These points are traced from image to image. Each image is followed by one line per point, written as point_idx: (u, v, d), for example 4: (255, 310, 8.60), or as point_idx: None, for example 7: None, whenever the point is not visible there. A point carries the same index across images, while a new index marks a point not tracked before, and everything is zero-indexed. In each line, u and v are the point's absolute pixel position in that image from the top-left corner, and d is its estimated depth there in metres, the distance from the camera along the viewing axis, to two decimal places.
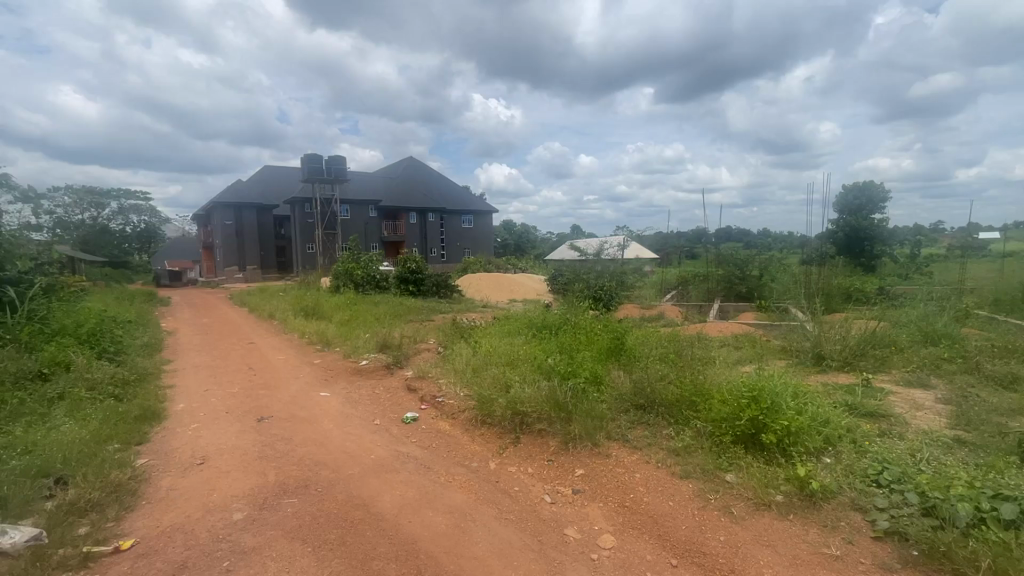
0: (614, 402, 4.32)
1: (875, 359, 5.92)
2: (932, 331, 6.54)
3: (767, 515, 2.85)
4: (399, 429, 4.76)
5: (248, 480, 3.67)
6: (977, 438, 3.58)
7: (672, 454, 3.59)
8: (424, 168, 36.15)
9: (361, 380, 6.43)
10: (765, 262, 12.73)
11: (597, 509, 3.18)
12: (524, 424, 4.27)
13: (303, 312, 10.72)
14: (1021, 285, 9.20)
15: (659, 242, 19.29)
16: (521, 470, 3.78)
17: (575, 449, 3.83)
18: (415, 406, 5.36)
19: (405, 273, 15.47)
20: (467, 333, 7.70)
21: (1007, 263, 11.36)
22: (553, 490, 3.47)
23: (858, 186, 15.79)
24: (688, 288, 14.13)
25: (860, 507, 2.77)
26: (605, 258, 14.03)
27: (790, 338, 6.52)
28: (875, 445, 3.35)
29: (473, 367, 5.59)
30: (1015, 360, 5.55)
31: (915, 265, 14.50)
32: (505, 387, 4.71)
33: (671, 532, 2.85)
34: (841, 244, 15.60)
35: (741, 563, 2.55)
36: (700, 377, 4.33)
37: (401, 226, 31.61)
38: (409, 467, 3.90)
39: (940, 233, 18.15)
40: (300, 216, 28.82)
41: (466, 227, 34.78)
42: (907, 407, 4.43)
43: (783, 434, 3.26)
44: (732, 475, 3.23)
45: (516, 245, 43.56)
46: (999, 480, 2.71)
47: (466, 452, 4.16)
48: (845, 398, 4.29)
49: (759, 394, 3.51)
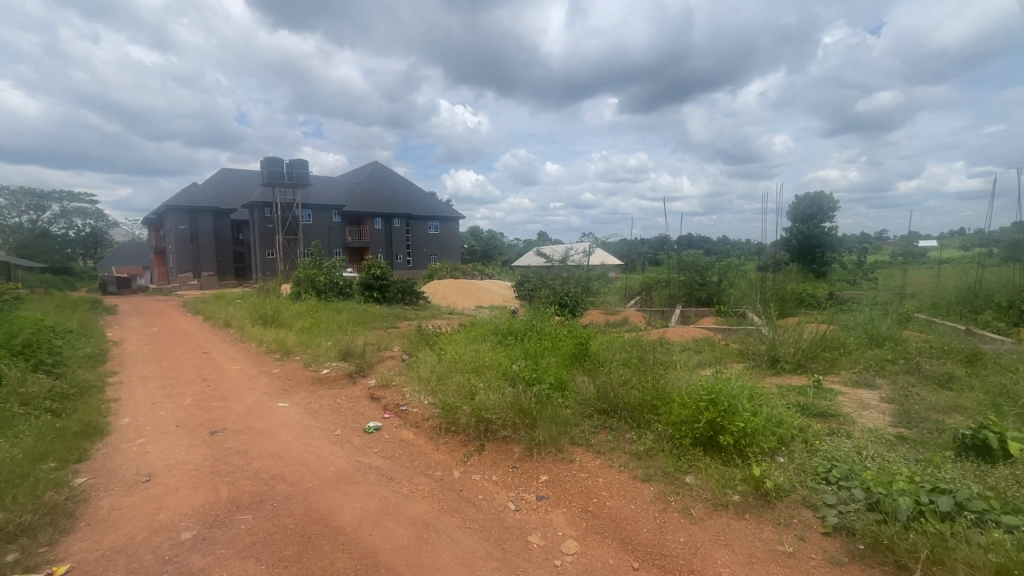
0: (578, 408, 4.35)
1: (824, 361, 6.20)
2: (876, 333, 6.91)
3: (725, 515, 2.92)
4: (361, 439, 4.65)
5: (197, 497, 3.49)
6: (918, 435, 3.79)
7: (634, 458, 3.64)
8: (389, 173, 35.73)
9: (322, 389, 6.26)
10: (724, 269, 13.20)
11: (561, 514, 3.19)
12: (488, 431, 4.25)
13: (261, 320, 10.37)
14: (956, 291, 9.84)
15: (623, 248, 19.64)
16: (485, 478, 3.75)
17: (539, 455, 3.84)
18: (378, 415, 5.25)
19: (370, 279, 15.22)
20: (433, 340, 7.62)
21: (943, 270, 12.15)
22: (517, 497, 3.45)
23: (809, 196, 16.50)
24: (651, 293, 14.47)
25: (811, 504, 2.87)
26: (570, 264, 14.20)
27: (747, 342, 6.77)
28: (824, 444, 3.49)
29: (438, 374, 5.53)
30: (952, 360, 5.91)
31: (862, 271, 15.29)
32: (469, 394, 4.68)
33: (633, 536, 2.89)
34: (794, 251, 16.31)
35: (700, 563, 2.60)
36: (662, 381, 4.41)
37: (366, 231, 31.10)
38: (370, 478, 3.81)
39: (883, 241, 19.24)
40: (259, 220, 27.91)
41: (432, 233, 34.51)
42: (854, 406, 4.65)
43: (739, 436, 3.36)
44: (691, 476, 3.31)
45: (483, 251, 43.48)
46: (937, 474, 2.86)
47: (430, 461, 4.11)
48: (799, 400, 4.46)
49: (716, 397, 3.61)
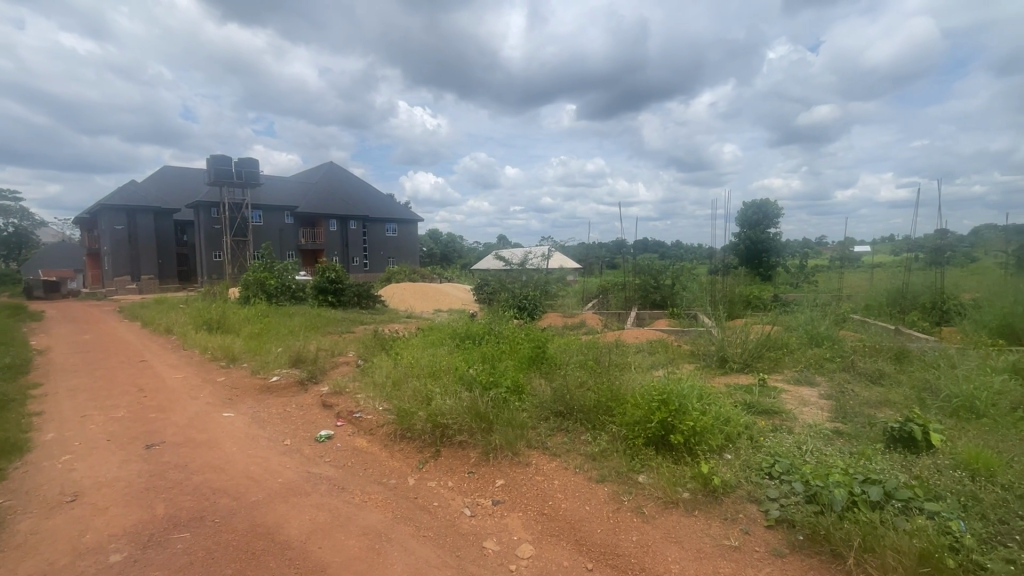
0: (535, 411, 4.36)
1: (769, 360, 6.49)
2: (816, 333, 7.30)
3: (675, 512, 3.00)
4: (312, 448, 4.48)
5: (130, 516, 3.26)
6: (852, 429, 4.02)
7: (589, 459, 3.68)
8: (345, 174, 34.90)
9: (272, 397, 6.00)
10: (677, 272, 13.62)
11: (516, 519, 3.18)
12: (444, 436, 4.19)
13: (206, 326, 9.84)
14: (887, 293, 10.56)
15: (580, 252, 19.94)
16: (441, 484, 3.69)
17: (495, 459, 3.82)
18: (330, 423, 5.08)
19: (324, 282, 14.78)
20: (389, 345, 7.47)
21: (876, 273, 13.01)
22: (473, 502, 3.42)
23: (755, 203, 17.27)
24: (608, 296, 14.76)
25: (755, 498, 2.99)
26: (530, 267, 14.27)
27: (698, 343, 7.00)
28: (768, 440, 3.65)
29: (394, 380, 5.41)
30: (882, 358, 6.32)
31: (803, 275, 16.17)
32: (425, 399, 4.60)
33: (587, 537, 2.91)
34: (742, 256, 17.01)
35: (651, 561, 2.65)
36: (616, 383, 4.49)
37: (321, 234, 30.23)
38: (320, 489, 3.68)
39: (822, 246, 20.42)
40: (205, 221, 26.59)
41: (390, 235, 33.96)
42: (796, 403, 4.89)
43: (689, 434, 3.45)
44: (644, 476, 3.38)
45: (442, 254, 43.11)
46: (869, 466, 3.04)
47: (384, 469, 4.01)
48: (745, 398, 4.65)
49: (667, 397, 3.70)
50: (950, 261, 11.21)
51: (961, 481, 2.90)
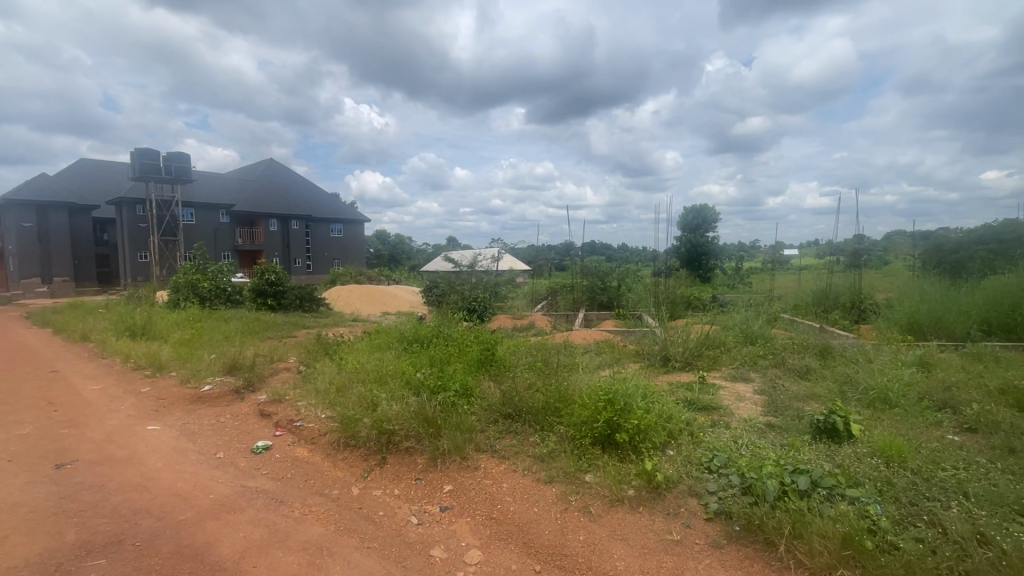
0: (483, 413, 4.34)
1: (709, 358, 6.79)
2: (751, 332, 7.72)
3: (621, 509, 3.06)
4: (248, 461, 4.23)
5: (34, 544, 2.94)
6: (783, 422, 4.26)
7: (538, 460, 3.70)
8: (286, 172, 33.48)
9: (203, 408, 5.62)
10: (623, 274, 14.02)
11: (464, 524, 3.13)
12: (391, 443, 4.07)
13: (128, 332, 9.10)
14: (813, 294, 11.33)
15: (530, 254, 20.11)
16: (386, 492, 3.59)
17: (443, 465, 3.76)
18: (268, 434, 4.82)
19: (263, 285, 14.08)
20: (333, 349, 7.20)
21: (803, 275, 13.94)
22: (420, 510, 3.34)
23: (695, 208, 18.04)
24: (557, 297, 14.97)
25: (696, 492, 3.10)
26: (479, 269, 14.23)
27: (642, 343, 7.23)
28: (707, 436, 3.80)
29: (337, 385, 5.22)
30: (809, 354, 6.77)
31: (738, 277, 17.07)
32: (371, 405, 4.45)
33: (535, 539, 2.91)
34: (683, 258, 17.74)
35: (598, 559, 2.69)
36: (564, 384, 4.54)
37: (259, 233, 28.77)
38: (256, 503, 3.47)
39: (756, 249, 21.66)
40: (128, 219, 24.66)
41: (335, 236, 32.90)
42: (733, 399, 5.13)
43: (634, 432, 3.54)
44: (591, 476, 3.42)
45: (390, 255, 42.19)
46: (797, 457, 3.23)
47: (326, 479, 3.85)
48: (685, 395, 4.84)
49: (612, 397, 3.79)
50: (867, 264, 12.19)
51: (877, 467, 3.13)
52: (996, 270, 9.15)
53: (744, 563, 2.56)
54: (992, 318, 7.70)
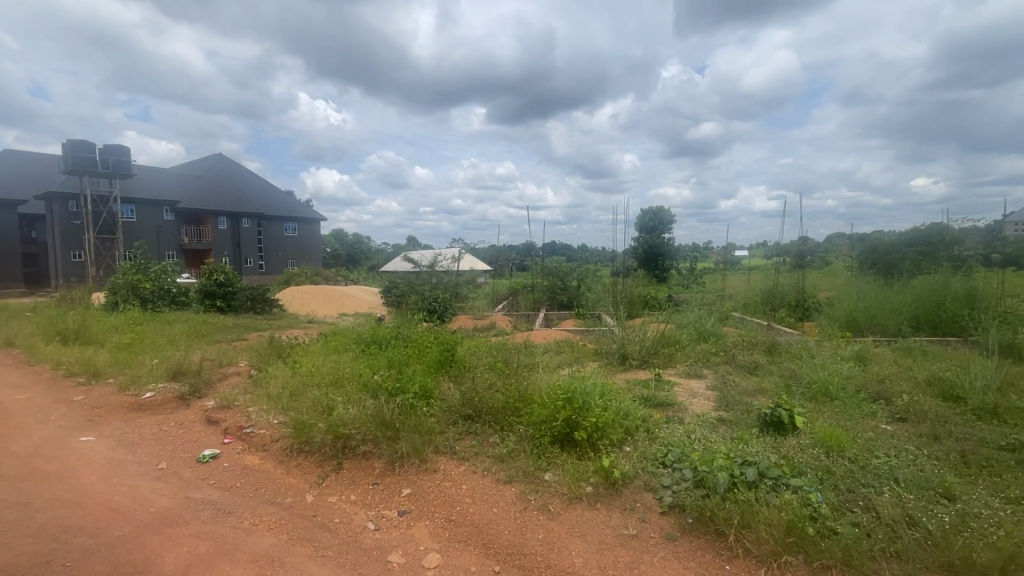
0: (442, 415, 4.30)
1: (664, 356, 6.99)
2: (704, 330, 8.00)
3: (579, 507, 3.10)
4: (193, 471, 4.02)
5: None
6: (733, 416, 4.43)
7: (497, 460, 3.70)
8: (236, 168, 32.11)
9: (144, 417, 5.29)
10: (582, 274, 14.23)
11: (423, 528, 3.09)
12: (347, 448, 3.97)
13: (59, 336, 8.46)
14: (761, 293, 11.86)
15: (491, 254, 20.10)
16: (342, 499, 3.49)
17: (401, 468, 3.70)
18: (215, 442, 4.60)
19: (211, 286, 13.44)
20: (287, 353, 6.95)
21: (752, 275, 14.58)
22: (377, 515, 3.27)
23: (651, 210, 18.52)
24: (519, 297, 15.03)
25: (651, 487, 3.19)
26: (440, 269, 14.08)
27: (601, 342, 7.36)
28: (662, 431, 3.91)
29: (290, 390, 5.04)
30: (757, 350, 7.08)
31: (693, 277, 17.65)
32: (326, 409, 4.33)
33: (494, 539, 2.91)
34: (641, 259, 18.17)
35: (556, 557, 2.71)
36: (524, 384, 4.55)
37: (207, 232, 27.41)
38: (203, 515, 3.30)
39: (709, 250, 22.47)
40: (60, 215, 22.97)
41: (289, 235, 31.82)
42: (688, 395, 5.30)
43: (592, 430, 3.60)
44: (550, 474, 3.45)
45: (348, 255, 41.17)
46: (746, 449, 3.36)
47: (279, 487, 3.71)
48: (642, 392, 4.96)
49: (571, 395, 3.83)
50: (810, 264, 12.86)
51: (818, 457, 3.30)
52: (924, 270, 9.87)
53: (696, 554, 2.65)
54: (921, 314, 8.29)
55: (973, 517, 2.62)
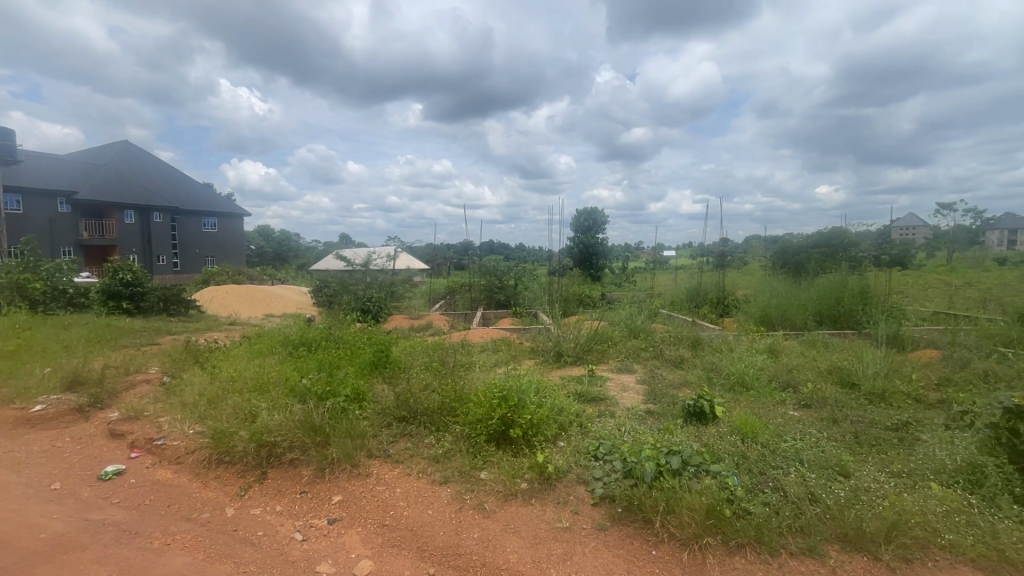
0: (375, 419, 4.20)
1: (597, 353, 7.22)
2: (635, 327, 8.35)
3: (514, 503, 3.13)
4: (93, 490, 3.65)
5: None
6: (660, 408, 4.66)
7: (432, 462, 3.66)
8: (144, 158, 29.48)
9: (31, 433, 4.70)
10: (519, 273, 14.38)
11: (354, 535, 2.99)
12: (272, 456, 3.76)
13: None
14: (687, 291, 12.54)
15: (428, 253, 19.82)
16: (267, 510, 3.31)
17: (331, 475, 3.56)
18: (120, 457, 4.19)
19: (116, 286, 12.22)
20: (205, 358, 6.46)
21: (679, 274, 15.39)
22: (305, 524, 3.13)
23: (585, 211, 19.03)
24: (456, 296, 14.93)
25: (583, 480, 3.28)
26: (374, 267, 13.65)
27: (537, 340, 7.49)
28: (594, 425, 4.04)
29: (209, 396, 4.70)
30: (683, 345, 7.49)
31: (624, 276, 18.35)
32: (249, 416, 4.08)
33: (429, 542, 2.87)
34: (576, 258, 18.60)
35: (491, 554, 2.72)
36: (460, 383, 4.53)
37: (111, 226, 24.88)
38: (104, 538, 3.01)
39: (639, 250, 23.48)
40: None
41: (207, 231, 29.63)
42: (619, 389, 5.51)
43: (527, 427, 3.65)
44: (485, 472, 3.46)
45: (274, 254, 39.02)
46: (671, 439, 3.54)
47: (194, 501, 3.45)
48: (576, 388, 5.11)
49: (507, 394, 3.87)
50: (730, 264, 13.79)
51: (735, 444, 3.54)
52: (826, 269, 10.87)
53: (625, 542, 2.76)
54: (823, 310, 9.10)
55: (864, 491, 2.92)
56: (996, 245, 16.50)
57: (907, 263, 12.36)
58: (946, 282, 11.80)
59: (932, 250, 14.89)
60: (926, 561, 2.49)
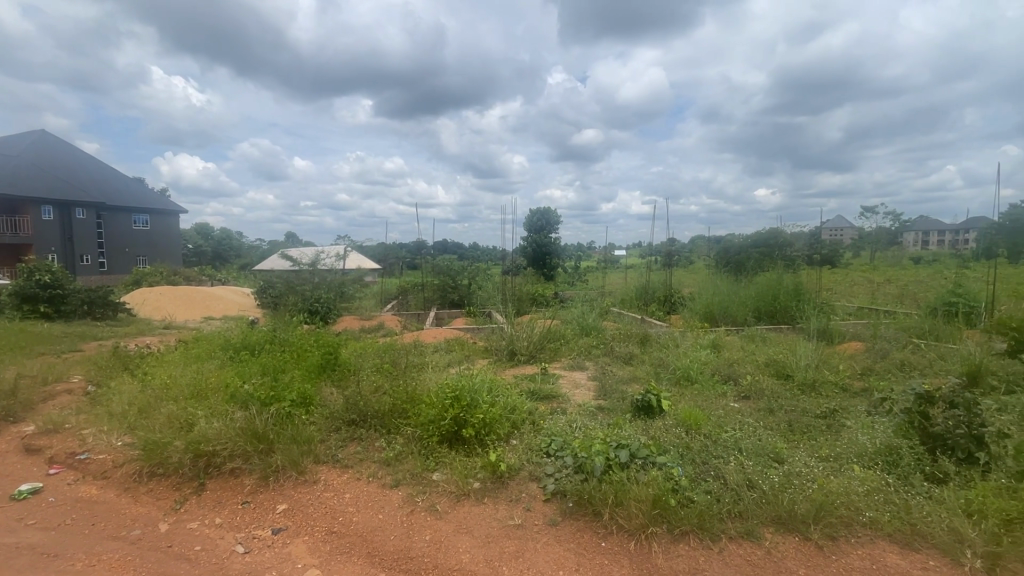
0: (323, 423, 4.07)
1: (550, 351, 7.31)
2: (586, 325, 8.52)
3: (467, 503, 3.12)
4: (5, 511, 3.33)
5: None
6: (610, 403, 4.78)
7: (383, 465, 3.59)
8: (64, 150, 27.21)
9: None
10: (473, 273, 14.34)
11: (301, 544, 2.89)
12: (211, 466, 3.57)
13: None
14: (636, 289, 12.93)
15: (379, 252, 19.41)
16: (205, 523, 3.14)
17: (276, 483, 3.43)
18: (37, 474, 3.85)
19: (32, 288, 11.26)
20: (136, 364, 6.04)
21: (629, 273, 15.83)
22: (248, 536, 2.99)
23: (539, 211, 19.18)
24: (408, 296, 14.71)
25: (535, 477, 3.32)
26: (322, 267, 13.20)
27: (490, 339, 7.49)
28: (547, 423, 4.09)
29: (140, 405, 4.40)
30: (632, 342, 7.71)
31: (577, 275, 18.67)
32: (185, 425, 3.85)
33: (380, 546, 2.81)
34: (530, 258, 18.73)
35: (443, 556, 2.70)
36: (412, 384, 4.47)
37: (27, 223, 22.83)
38: (19, 563, 2.75)
39: (591, 250, 23.97)
40: None
41: (138, 228, 27.69)
42: (571, 386, 5.61)
43: (479, 426, 3.65)
44: (438, 473, 3.43)
45: (214, 253, 37.03)
46: (620, 434, 3.63)
47: (124, 518, 3.23)
48: (529, 386, 5.15)
49: (459, 394, 3.85)
50: (677, 263, 14.34)
51: (680, 435, 3.69)
52: (764, 267, 11.49)
53: (575, 535, 2.81)
54: (761, 306, 9.62)
55: (795, 475, 3.12)
56: (912, 245, 18.04)
57: (835, 262, 13.27)
58: (869, 280, 12.77)
59: (857, 250, 16.08)
60: (849, 537, 2.69)
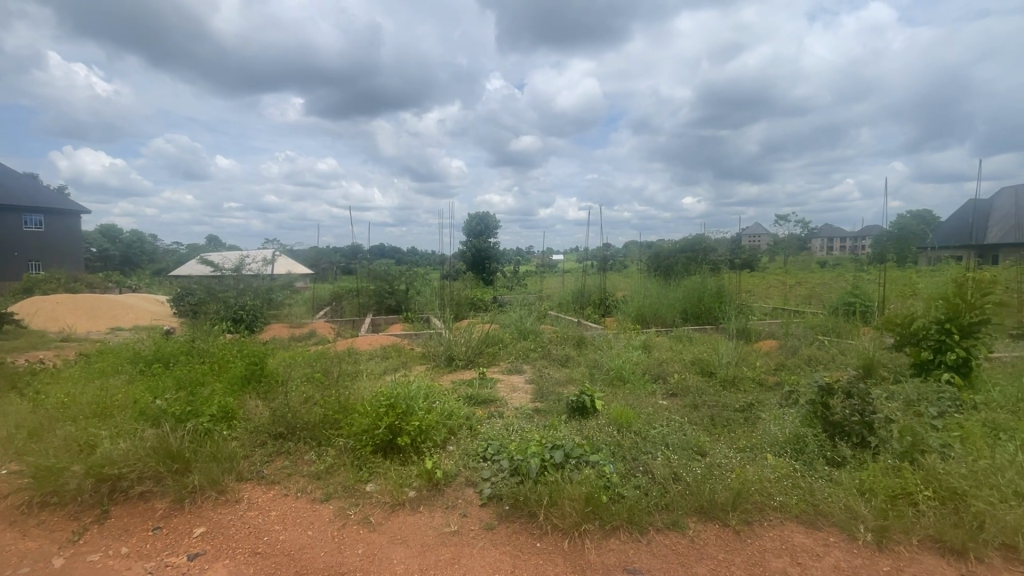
0: (247, 438, 3.84)
1: (488, 355, 7.32)
2: (524, 329, 8.61)
3: (401, 513, 3.06)
4: None
5: None
6: (547, 406, 4.86)
7: (313, 479, 3.45)
8: None
9: None
10: (411, 278, 14.07)
11: (221, 568, 2.70)
12: (117, 491, 3.27)
13: None
14: (573, 293, 13.24)
15: (310, 256, 18.58)
16: (109, 554, 2.86)
17: (193, 505, 3.19)
18: None
19: None
20: (26, 382, 5.39)
21: (566, 277, 16.21)
22: (159, 565, 2.76)
23: (477, 216, 19.15)
24: (342, 302, 14.19)
25: (471, 483, 3.32)
26: (247, 273, 12.45)
27: (428, 345, 7.40)
28: (484, 428, 4.09)
29: (29, 427, 3.92)
30: (568, 344, 7.89)
31: (516, 280, 18.84)
32: (86, 447, 3.49)
33: (309, 564, 2.69)
34: (469, 262, 18.66)
35: (377, 568, 2.63)
36: (345, 394, 4.31)
37: None
38: None
39: (530, 255, 24.30)
40: None
41: (30, 229, 24.79)
42: (508, 390, 5.65)
43: (415, 434, 3.59)
44: (371, 484, 3.34)
45: (123, 257, 33.92)
46: (555, 435, 3.71)
47: (8, 555, 2.86)
48: (467, 391, 5.14)
49: (394, 401, 3.77)
50: (611, 267, 14.84)
51: (612, 434, 3.83)
52: (691, 270, 12.15)
53: (511, 538, 2.83)
54: (688, 308, 10.18)
55: (716, 466, 3.32)
56: (819, 251, 19.80)
57: (753, 267, 14.30)
58: (782, 282, 13.87)
59: (773, 255, 17.39)
60: (761, 521, 2.91)
